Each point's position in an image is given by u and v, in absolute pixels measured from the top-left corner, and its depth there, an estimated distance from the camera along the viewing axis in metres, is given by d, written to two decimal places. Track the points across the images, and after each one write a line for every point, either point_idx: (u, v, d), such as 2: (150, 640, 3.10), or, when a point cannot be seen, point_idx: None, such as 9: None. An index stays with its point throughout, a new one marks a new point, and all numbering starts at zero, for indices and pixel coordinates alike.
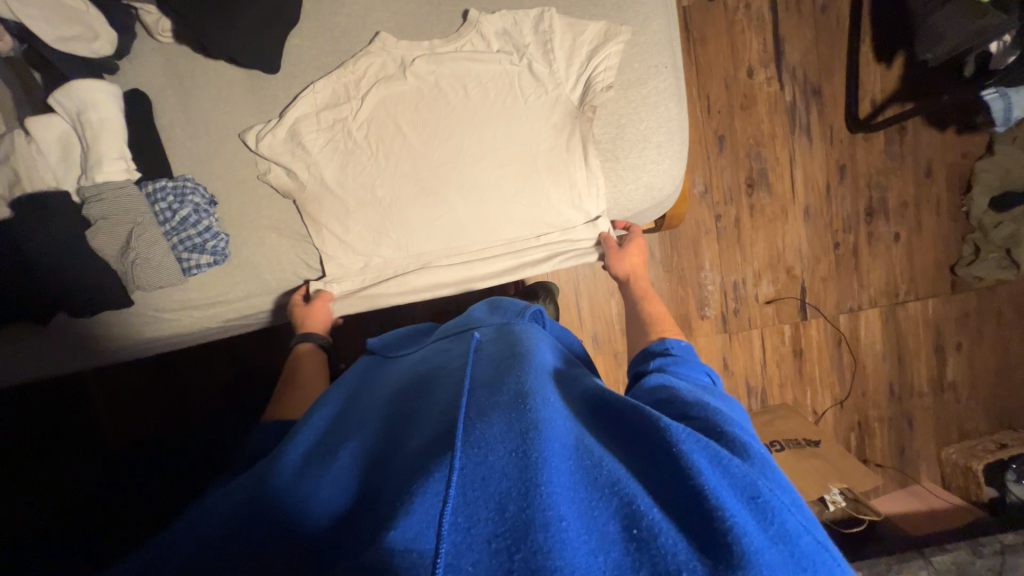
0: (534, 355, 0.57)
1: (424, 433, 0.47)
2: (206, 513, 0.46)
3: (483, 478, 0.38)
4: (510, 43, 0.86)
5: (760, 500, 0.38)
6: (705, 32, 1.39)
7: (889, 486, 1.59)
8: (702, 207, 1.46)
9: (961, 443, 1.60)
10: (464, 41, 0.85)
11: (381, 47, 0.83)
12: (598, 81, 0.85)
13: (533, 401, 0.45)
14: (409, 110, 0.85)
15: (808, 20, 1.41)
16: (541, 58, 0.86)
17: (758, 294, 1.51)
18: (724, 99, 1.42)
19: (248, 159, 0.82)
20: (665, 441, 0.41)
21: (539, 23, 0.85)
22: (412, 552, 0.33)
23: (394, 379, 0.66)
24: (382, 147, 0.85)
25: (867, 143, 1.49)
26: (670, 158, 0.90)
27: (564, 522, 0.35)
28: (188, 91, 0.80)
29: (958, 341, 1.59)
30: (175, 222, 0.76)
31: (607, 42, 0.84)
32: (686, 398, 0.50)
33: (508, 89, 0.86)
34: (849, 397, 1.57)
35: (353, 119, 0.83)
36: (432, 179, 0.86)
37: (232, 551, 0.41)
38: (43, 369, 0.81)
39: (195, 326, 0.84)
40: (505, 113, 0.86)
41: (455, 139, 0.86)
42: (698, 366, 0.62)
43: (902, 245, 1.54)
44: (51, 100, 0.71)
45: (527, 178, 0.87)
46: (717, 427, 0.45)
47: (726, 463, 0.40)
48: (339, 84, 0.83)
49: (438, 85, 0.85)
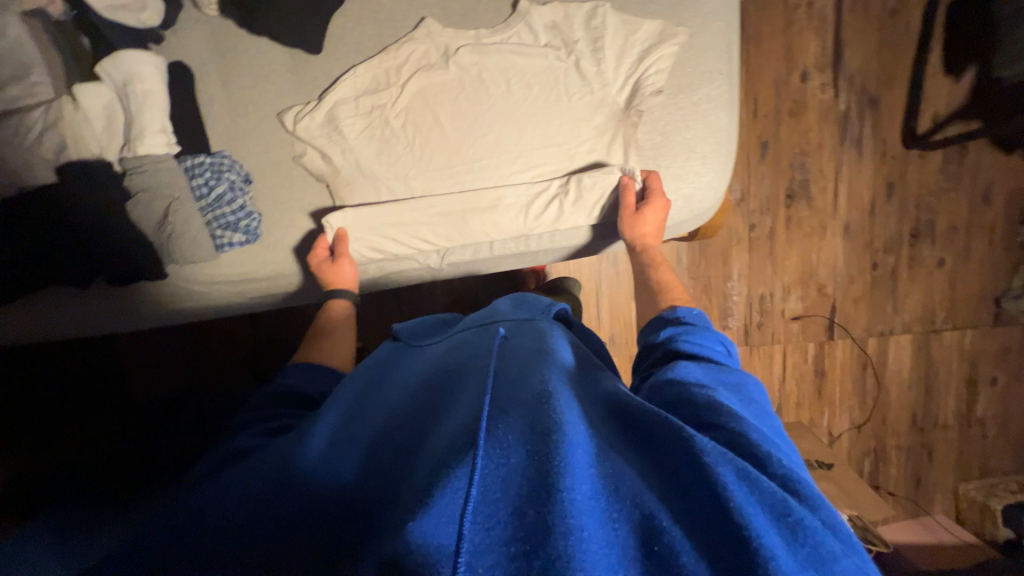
0: (558, 355, 0.55)
1: (446, 427, 0.47)
2: (235, 488, 0.47)
3: (504, 480, 0.38)
4: (559, 37, 0.82)
5: (791, 519, 0.36)
6: (760, 30, 1.31)
7: (899, 515, 1.56)
8: (737, 215, 1.41)
9: (981, 480, 1.54)
10: (512, 32, 0.82)
11: (426, 34, 0.81)
12: (648, 84, 0.82)
13: (558, 403, 0.44)
14: (449, 101, 0.83)
15: (874, 24, 1.32)
16: (590, 55, 0.83)
17: (785, 309, 1.46)
18: (772, 103, 1.35)
19: (284, 140, 0.82)
20: (691, 454, 0.40)
21: (591, 18, 0.81)
22: (427, 548, 0.34)
23: (416, 368, 0.66)
24: (419, 136, 0.83)
25: (921, 161, 1.40)
26: (714, 171, 0.86)
27: (585, 531, 0.34)
28: (230, 66, 0.80)
29: (993, 376, 1.52)
30: (211, 198, 0.77)
31: (660, 44, 0.81)
32: (702, 401, 0.47)
33: (552, 86, 0.83)
34: (868, 422, 1.53)
35: (391, 106, 0.82)
36: (465, 173, 0.85)
37: (261, 532, 0.42)
38: (79, 328, 0.84)
39: (224, 301, 0.86)
40: (547, 110, 0.83)
41: (493, 134, 0.84)
42: (712, 335, 0.61)
43: (945, 271, 1.46)
44: (99, 70, 0.72)
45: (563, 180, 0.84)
46: (744, 441, 0.42)
47: (755, 479, 0.38)
48: (381, 69, 0.81)
49: (480, 76, 0.83)
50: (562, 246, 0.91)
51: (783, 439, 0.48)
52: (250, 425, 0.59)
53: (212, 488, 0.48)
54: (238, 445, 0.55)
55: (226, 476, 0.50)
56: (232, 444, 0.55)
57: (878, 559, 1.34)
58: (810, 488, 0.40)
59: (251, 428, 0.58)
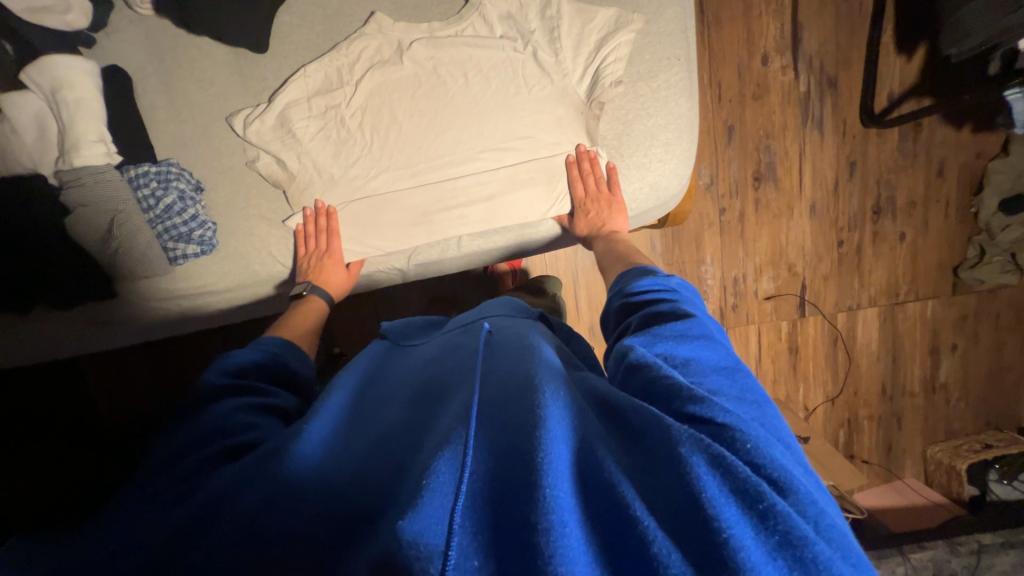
0: (543, 346, 0.56)
1: (436, 426, 0.47)
2: (227, 508, 0.46)
3: (488, 478, 0.39)
4: (515, 28, 0.81)
5: (763, 506, 0.36)
6: (720, 15, 1.32)
7: (874, 481, 1.62)
8: (707, 200, 1.43)
9: (947, 441, 1.62)
10: (466, 24, 0.80)
11: (377, 29, 0.78)
12: (607, 73, 0.81)
13: (542, 396, 0.44)
14: (406, 98, 0.81)
15: (829, 6, 1.35)
16: (547, 45, 0.82)
17: (757, 289, 1.50)
18: (736, 87, 1.37)
19: (236, 146, 0.78)
20: (667, 444, 0.40)
21: (546, 8, 0.80)
22: (418, 545, 0.33)
23: (405, 368, 0.64)
24: (380, 133, 0.81)
25: (879, 139, 1.45)
26: (677, 157, 0.86)
27: (565, 528, 0.34)
28: (171, 70, 0.76)
29: (954, 343, 1.59)
30: (159, 209, 0.74)
31: (617, 32, 0.80)
32: (667, 389, 0.45)
33: (511, 78, 0.82)
34: (840, 394, 1.59)
35: (346, 106, 0.80)
36: (427, 172, 0.83)
37: (256, 542, 0.42)
38: (25, 354, 0.79)
39: (184, 317, 0.82)
40: (507, 103, 0.82)
41: (455, 129, 0.82)
42: (657, 285, 0.63)
43: (907, 245, 1.52)
44: (24, 76, 0.67)
45: (526, 174, 0.84)
46: (717, 428, 0.41)
47: (728, 465, 0.38)
48: (332, 67, 0.78)
49: (437, 71, 0.81)
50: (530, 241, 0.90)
51: (752, 395, 0.47)
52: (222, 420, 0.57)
53: (197, 498, 0.48)
54: (220, 442, 0.54)
55: (212, 487, 0.49)
56: (221, 446, 0.54)
57: (855, 525, 1.39)
58: (783, 471, 0.39)
59: (220, 428, 0.56)
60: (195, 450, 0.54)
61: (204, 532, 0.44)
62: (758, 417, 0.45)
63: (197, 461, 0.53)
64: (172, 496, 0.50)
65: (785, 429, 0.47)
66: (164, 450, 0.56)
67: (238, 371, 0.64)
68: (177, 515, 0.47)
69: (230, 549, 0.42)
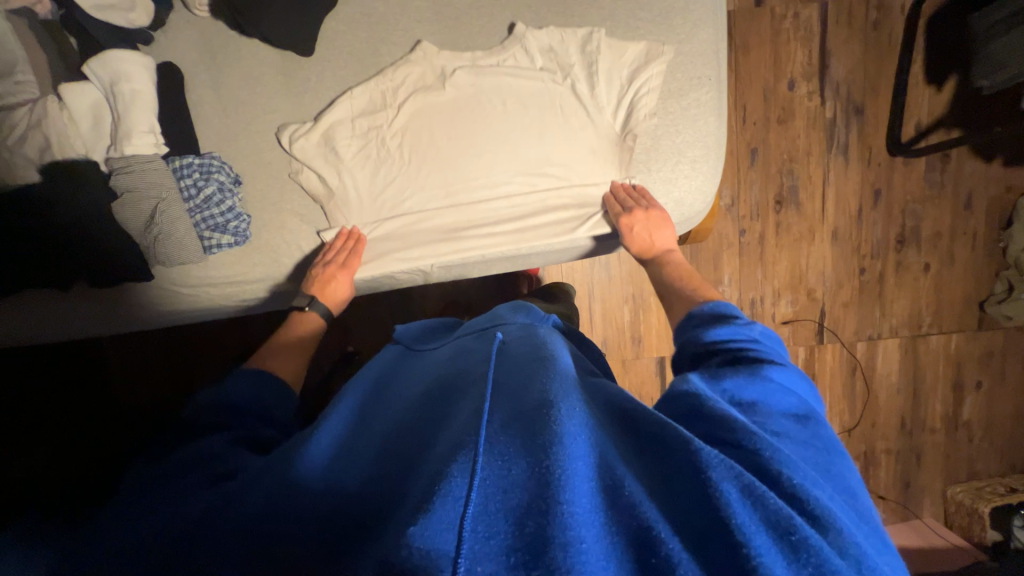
0: (558, 358, 0.56)
1: (446, 430, 0.47)
2: (240, 500, 0.46)
3: (504, 488, 0.39)
4: (555, 61, 0.84)
5: (795, 537, 0.36)
6: (748, 39, 1.34)
7: (890, 519, 1.57)
8: (727, 220, 1.43)
9: (969, 483, 1.56)
10: (508, 54, 0.83)
11: (422, 56, 0.81)
12: (643, 104, 0.83)
13: (556, 409, 0.45)
14: (446, 122, 0.83)
15: (859, 34, 1.35)
16: (585, 79, 0.84)
17: (775, 313, 1.48)
18: (761, 110, 1.37)
19: (275, 143, 0.81)
20: (694, 466, 0.40)
21: (586, 43, 0.83)
22: (429, 553, 0.33)
23: (420, 373, 0.65)
24: (418, 153, 0.83)
25: (906, 168, 1.43)
26: (704, 175, 0.87)
27: (583, 544, 0.34)
28: (221, 69, 0.80)
29: (979, 380, 1.55)
30: (199, 199, 0.77)
31: (650, 63, 0.82)
32: (709, 420, 0.45)
33: (549, 108, 0.84)
34: (857, 426, 1.55)
35: (388, 127, 0.83)
36: (461, 194, 0.85)
37: (271, 538, 0.43)
38: (58, 332, 0.82)
39: (211, 305, 0.84)
40: (542, 129, 0.84)
41: (490, 154, 0.84)
42: (740, 327, 0.61)
43: (931, 276, 1.49)
44: (86, 69, 0.71)
45: (555, 200, 0.86)
46: (754, 457, 0.42)
47: (759, 495, 0.38)
48: (377, 90, 0.81)
49: (477, 97, 0.83)
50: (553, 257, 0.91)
51: (818, 445, 0.46)
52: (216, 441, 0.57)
53: (209, 499, 0.48)
54: (217, 463, 0.53)
55: (228, 487, 0.49)
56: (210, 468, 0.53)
57: None
58: (826, 508, 0.38)
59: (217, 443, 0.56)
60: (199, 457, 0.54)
61: (215, 528, 0.44)
62: (817, 461, 0.45)
63: (200, 470, 0.52)
64: (185, 489, 0.50)
65: (855, 483, 0.45)
66: (172, 452, 0.56)
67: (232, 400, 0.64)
68: (198, 503, 0.48)
69: (244, 543, 0.43)
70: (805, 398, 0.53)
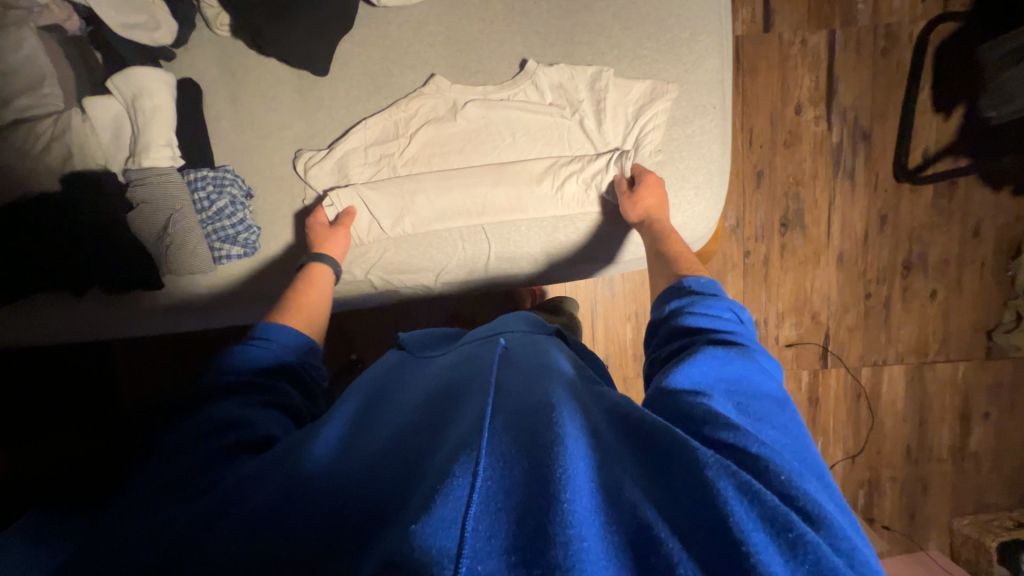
0: (558, 367, 0.57)
1: (448, 434, 0.48)
2: (252, 494, 0.47)
3: (502, 489, 0.39)
4: (564, 97, 0.85)
5: (792, 535, 0.38)
6: (756, 63, 1.36)
7: (894, 550, 1.53)
8: (732, 241, 1.43)
9: (977, 515, 1.53)
10: (518, 89, 0.85)
11: (435, 89, 0.83)
12: (650, 140, 0.84)
13: (558, 416, 0.46)
14: (455, 152, 0.85)
15: (867, 61, 1.36)
16: (593, 116, 0.86)
17: (779, 336, 1.47)
18: (768, 133, 1.39)
19: (287, 157, 0.83)
20: (691, 467, 0.42)
21: (594, 82, 0.84)
22: (429, 549, 0.34)
23: (421, 377, 0.66)
24: (427, 181, 0.83)
25: (913, 194, 1.43)
26: (707, 201, 0.87)
27: (584, 543, 0.35)
28: (238, 85, 0.82)
29: (987, 410, 1.52)
30: (212, 211, 0.79)
31: (653, 102, 0.84)
32: (696, 414, 0.47)
33: (556, 142, 0.85)
34: (861, 452, 1.52)
35: (399, 155, 0.84)
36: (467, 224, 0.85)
37: (280, 527, 0.44)
38: (69, 334, 0.84)
39: (219, 312, 0.87)
40: (550, 164, 0.85)
41: (502, 189, 0.84)
42: (720, 302, 0.62)
43: (938, 303, 1.48)
44: (110, 84, 0.74)
45: (564, 235, 0.86)
46: (746, 456, 0.43)
47: (756, 493, 0.40)
48: (390, 121, 0.84)
49: (488, 129, 0.85)
50: (550, 280, 0.93)
51: (792, 427, 0.50)
52: (224, 421, 0.58)
53: (217, 494, 0.49)
54: (228, 437, 0.56)
55: (234, 480, 0.50)
56: (237, 439, 0.55)
57: None
58: (816, 503, 0.41)
59: (218, 435, 0.56)
60: (203, 440, 0.55)
61: (226, 520, 0.45)
62: (795, 447, 0.47)
63: (209, 454, 0.54)
64: (191, 490, 0.50)
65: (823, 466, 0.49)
66: (174, 441, 0.57)
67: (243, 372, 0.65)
68: (199, 507, 0.47)
69: (255, 535, 0.43)
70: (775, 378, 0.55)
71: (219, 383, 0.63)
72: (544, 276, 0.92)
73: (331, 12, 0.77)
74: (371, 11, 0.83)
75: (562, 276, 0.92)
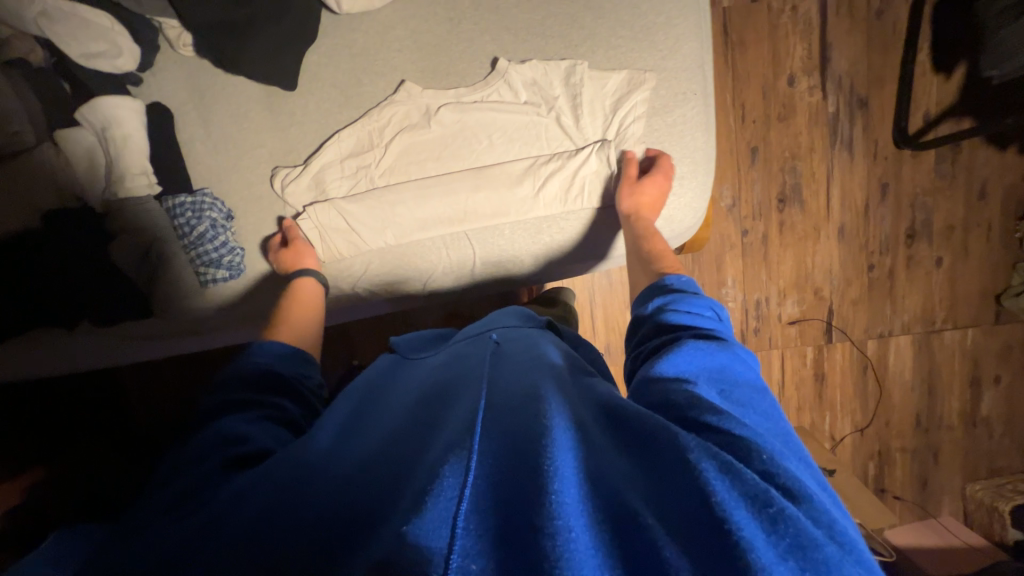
0: (547, 359, 0.57)
1: (441, 432, 0.48)
2: (249, 500, 0.46)
3: (492, 485, 0.40)
4: (540, 94, 0.83)
5: (773, 510, 0.36)
6: (745, 35, 1.31)
7: (907, 518, 1.54)
8: (729, 221, 1.40)
9: (989, 480, 1.52)
10: (492, 89, 0.83)
11: (406, 96, 0.82)
12: (630, 134, 0.83)
13: (548, 408, 0.46)
14: (432, 158, 0.83)
15: (861, 24, 1.31)
16: (570, 112, 0.83)
17: (781, 314, 1.46)
18: (760, 108, 1.34)
19: (264, 176, 0.83)
20: (676, 450, 0.41)
21: (569, 76, 0.82)
22: (422, 547, 0.34)
23: (413, 379, 0.66)
24: (407, 191, 0.82)
25: (915, 159, 1.39)
26: (693, 191, 0.85)
27: (573, 533, 0.35)
28: (208, 105, 0.81)
29: (997, 375, 1.50)
30: (193, 237, 0.79)
31: (631, 92, 0.81)
32: (676, 402, 0.46)
33: (534, 141, 0.83)
34: (870, 425, 1.51)
35: (376, 166, 0.83)
36: (449, 231, 0.84)
37: (274, 531, 0.43)
38: (68, 365, 0.85)
39: (212, 336, 0.87)
40: (529, 165, 0.83)
41: (483, 193, 0.82)
42: (701, 301, 0.61)
43: (944, 270, 1.44)
44: (79, 116, 0.74)
45: (549, 236, 0.85)
46: (727, 437, 0.42)
47: (738, 472, 0.39)
48: (363, 131, 0.82)
49: (463, 133, 0.83)
50: (539, 280, 0.93)
51: (775, 414, 0.49)
52: (218, 435, 0.56)
53: (211, 506, 0.47)
54: (226, 453, 0.54)
55: (229, 491, 0.48)
56: (231, 454, 0.54)
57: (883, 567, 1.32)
58: (795, 479, 0.40)
59: (210, 452, 0.54)
60: (202, 454, 0.54)
61: (221, 532, 0.44)
62: (778, 432, 0.47)
63: (207, 468, 0.52)
64: (189, 505, 0.49)
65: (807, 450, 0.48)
66: (171, 466, 0.55)
67: (237, 387, 0.64)
68: (194, 522, 0.46)
69: (252, 538, 0.42)
70: (756, 371, 0.54)
71: (217, 404, 0.62)
72: (533, 277, 0.91)
73: (292, 25, 0.77)
74: (336, 18, 0.81)
75: (551, 275, 0.92)
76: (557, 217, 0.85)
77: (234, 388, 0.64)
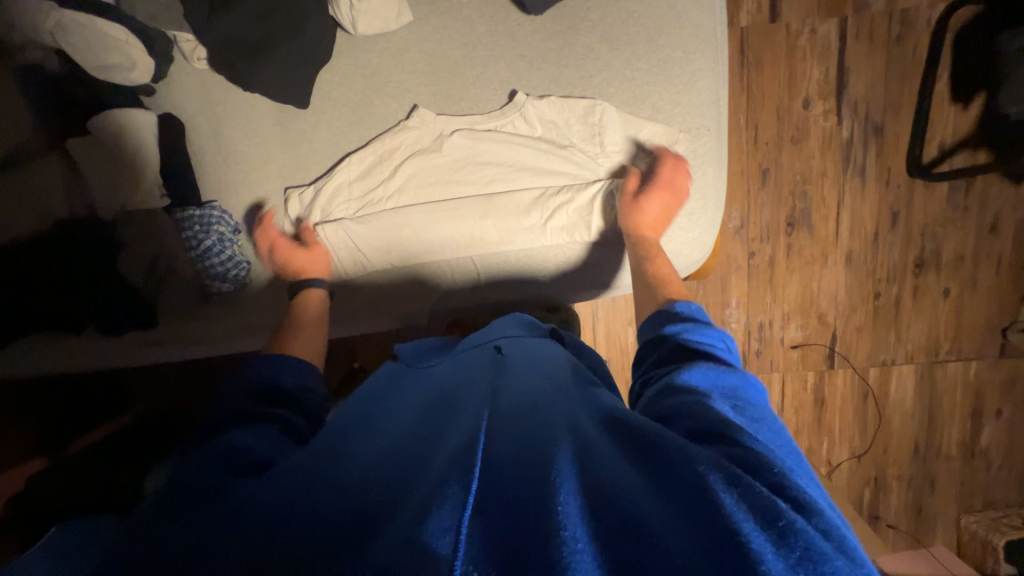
0: (551, 374, 0.58)
1: (445, 441, 0.49)
2: (254, 499, 0.46)
3: (496, 495, 0.40)
4: (555, 132, 0.83)
5: (783, 523, 0.35)
6: (761, 56, 1.29)
7: (899, 546, 1.54)
8: (736, 243, 1.39)
9: (985, 512, 1.51)
10: (507, 120, 0.82)
11: (419, 122, 0.82)
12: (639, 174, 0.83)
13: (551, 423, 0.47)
14: (441, 184, 0.83)
15: (880, 50, 1.29)
16: (583, 146, 0.83)
17: (784, 338, 1.45)
18: (773, 130, 1.33)
19: (273, 191, 0.83)
20: (682, 461, 0.41)
21: (587, 115, 0.82)
22: (425, 550, 0.35)
23: (418, 385, 0.66)
24: (414, 214, 0.82)
25: (927, 189, 1.37)
26: (701, 226, 0.85)
27: (578, 543, 0.35)
28: (220, 118, 0.82)
29: (999, 408, 1.49)
30: (200, 249, 0.80)
31: (642, 130, 0.82)
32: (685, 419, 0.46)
33: (544, 173, 0.83)
34: (868, 452, 1.51)
35: (384, 190, 0.83)
36: (452, 256, 0.84)
37: (273, 527, 0.43)
38: (61, 363, 0.82)
39: (209, 350, 0.85)
40: (537, 195, 0.82)
41: (490, 221, 0.82)
42: (713, 331, 0.61)
43: (951, 301, 1.43)
44: (91, 124, 0.75)
45: (553, 266, 0.86)
46: (738, 452, 0.42)
47: (747, 485, 0.38)
48: (373, 154, 0.82)
49: (474, 160, 0.83)
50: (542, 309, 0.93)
51: (785, 436, 0.48)
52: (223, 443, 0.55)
53: (212, 505, 0.47)
54: (235, 459, 0.53)
55: (235, 489, 0.48)
56: (237, 457, 0.53)
57: None
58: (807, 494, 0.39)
59: (209, 458, 0.53)
60: (206, 460, 0.53)
61: (223, 528, 0.43)
62: (789, 449, 0.46)
63: (210, 474, 0.51)
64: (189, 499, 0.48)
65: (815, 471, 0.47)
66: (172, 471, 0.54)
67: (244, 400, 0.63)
68: (195, 520, 0.45)
69: (252, 532, 0.42)
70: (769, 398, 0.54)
71: (223, 416, 0.61)
72: (534, 305, 0.92)
73: (303, 44, 0.76)
74: (351, 38, 0.82)
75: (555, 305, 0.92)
76: (562, 249, 0.84)
77: (240, 399, 0.64)
